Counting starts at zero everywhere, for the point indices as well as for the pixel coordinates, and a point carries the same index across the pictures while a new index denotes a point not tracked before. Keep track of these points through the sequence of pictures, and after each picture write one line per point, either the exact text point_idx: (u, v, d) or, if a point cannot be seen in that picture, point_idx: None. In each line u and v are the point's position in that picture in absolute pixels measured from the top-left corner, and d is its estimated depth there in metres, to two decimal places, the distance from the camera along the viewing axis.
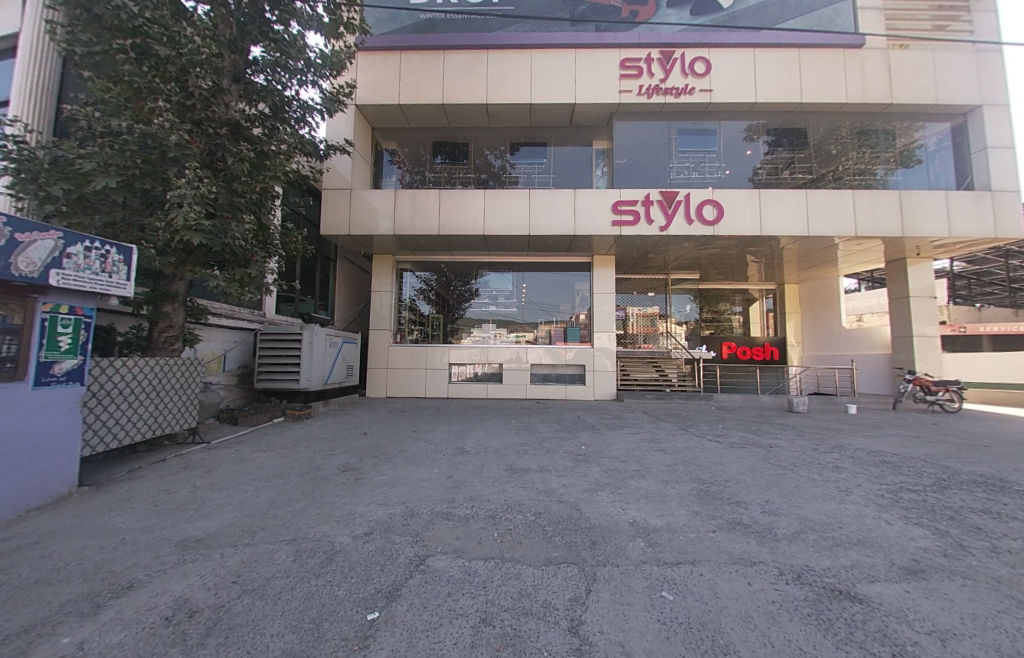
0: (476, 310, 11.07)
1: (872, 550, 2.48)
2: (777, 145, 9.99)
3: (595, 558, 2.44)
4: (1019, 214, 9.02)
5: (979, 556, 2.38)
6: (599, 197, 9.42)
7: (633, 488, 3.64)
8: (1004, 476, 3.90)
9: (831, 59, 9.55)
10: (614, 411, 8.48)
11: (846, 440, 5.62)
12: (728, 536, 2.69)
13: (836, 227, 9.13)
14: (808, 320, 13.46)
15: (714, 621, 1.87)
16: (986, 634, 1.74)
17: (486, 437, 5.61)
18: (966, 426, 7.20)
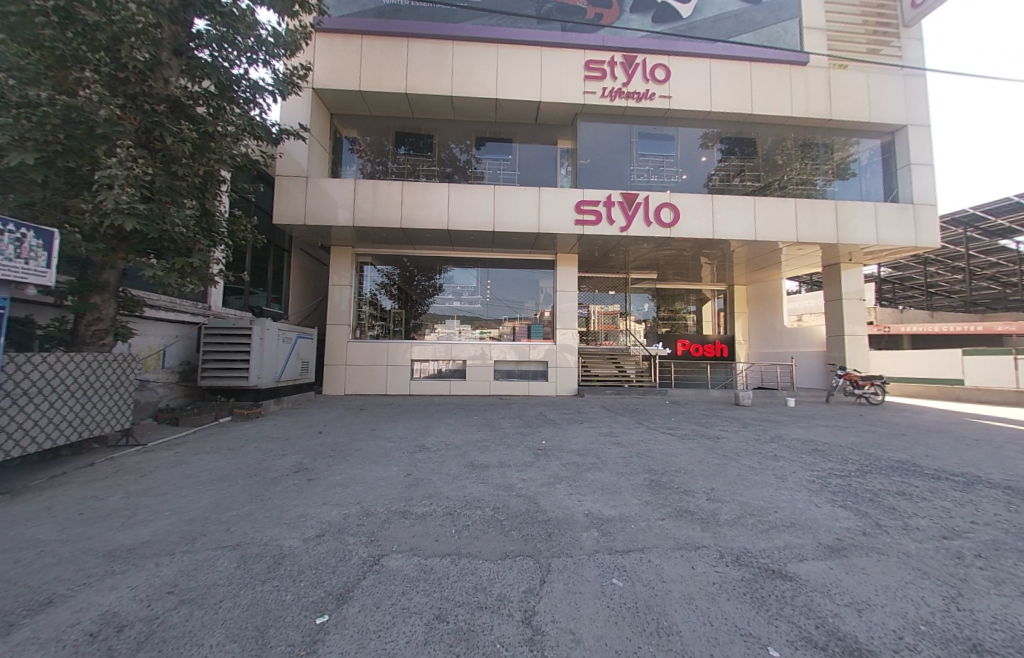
0: (440, 306, 10.96)
1: (802, 530, 2.69)
2: (730, 153, 10.53)
3: (550, 549, 2.48)
4: (934, 226, 10.06)
5: (892, 534, 2.64)
6: (563, 196, 9.55)
7: (589, 480, 3.73)
8: (915, 461, 4.36)
9: (779, 74, 10.17)
10: (574, 406, 8.66)
11: (785, 430, 6.07)
12: (676, 524, 2.81)
13: (780, 233, 9.75)
14: (755, 320, 14.35)
15: (659, 604, 1.97)
16: (896, 604, 1.94)
17: (446, 434, 5.56)
18: (888, 417, 7.96)
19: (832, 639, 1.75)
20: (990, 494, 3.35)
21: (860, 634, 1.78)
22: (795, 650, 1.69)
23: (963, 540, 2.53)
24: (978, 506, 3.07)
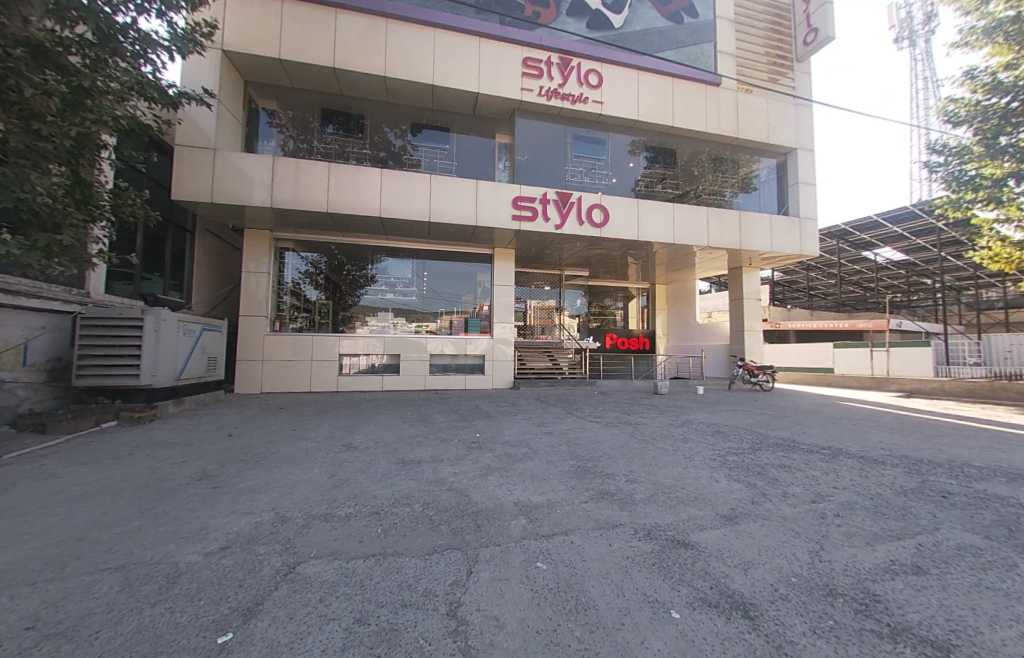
0: (372, 298, 10.52)
1: (703, 503, 3.02)
2: (654, 161, 11.38)
3: (479, 540, 2.51)
4: (814, 237, 11.83)
5: (774, 501, 3.07)
6: (500, 190, 9.64)
7: (519, 470, 3.82)
8: (793, 437, 5.14)
9: (696, 92, 11.19)
10: (509, 398, 8.83)
11: (695, 415, 6.79)
12: (597, 505, 2.99)
13: (693, 237, 10.79)
14: (672, 317, 15.69)
15: (578, 582, 2.09)
16: (774, 561, 2.27)
17: (376, 431, 5.36)
18: (777, 401, 9.26)
19: (723, 596, 2.00)
20: (845, 462, 4.04)
21: (744, 590, 2.05)
22: (693, 610, 1.91)
23: (827, 502, 3.03)
24: (836, 473, 3.70)
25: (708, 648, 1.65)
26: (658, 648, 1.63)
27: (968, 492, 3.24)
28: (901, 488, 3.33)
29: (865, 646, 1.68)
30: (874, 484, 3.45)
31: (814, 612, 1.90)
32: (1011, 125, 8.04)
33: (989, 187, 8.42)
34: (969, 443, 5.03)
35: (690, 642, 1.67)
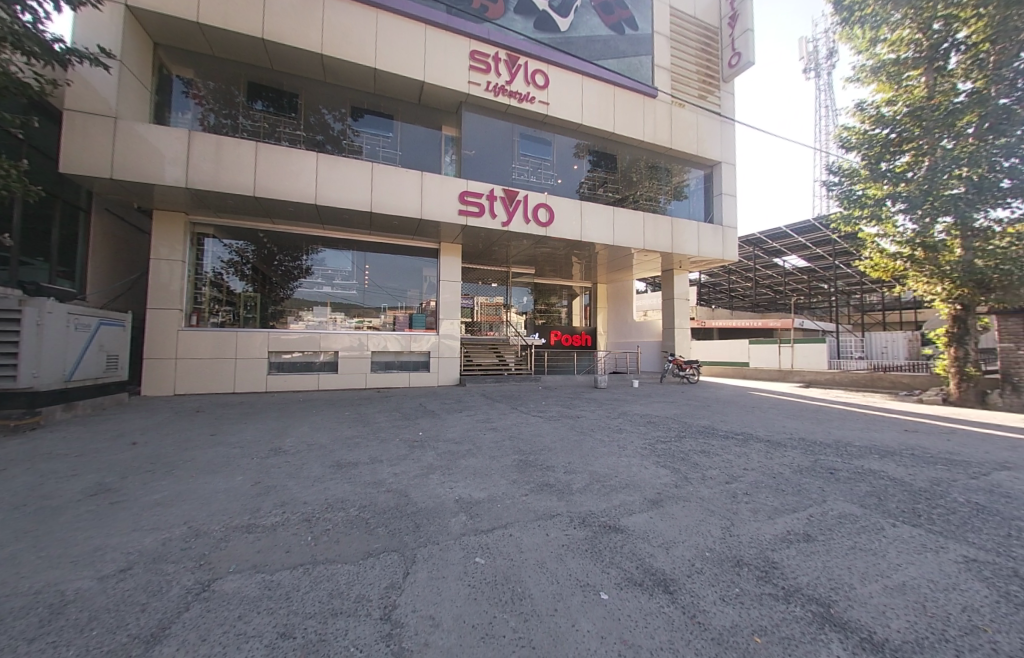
0: (307, 291, 9.99)
1: (633, 489, 3.23)
2: (597, 165, 11.86)
3: (417, 540, 2.47)
4: (735, 244, 13.07)
5: (694, 483, 3.37)
6: (447, 184, 9.50)
7: (462, 467, 3.82)
8: (713, 424, 5.68)
9: (635, 102, 11.83)
10: (454, 395, 8.78)
11: (630, 407, 7.23)
12: (536, 497, 3.09)
13: (631, 240, 11.43)
14: (611, 314, 16.50)
15: (516, 573, 2.14)
16: (692, 539, 2.50)
17: (310, 434, 5.07)
18: (703, 392, 10.16)
19: (647, 574, 2.15)
20: (753, 446, 4.55)
21: (666, 567, 2.23)
22: (621, 589, 2.03)
23: (738, 482, 3.39)
24: (746, 456, 4.14)
25: (632, 624, 1.77)
26: (588, 629, 1.72)
27: (849, 468, 3.79)
28: (799, 467, 3.80)
29: (763, 608, 1.90)
30: (776, 464, 3.91)
31: (724, 581, 2.11)
32: (889, 153, 9.53)
33: (871, 206, 9.55)
34: (846, 424, 5.94)
35: (617, 620, 1.78)
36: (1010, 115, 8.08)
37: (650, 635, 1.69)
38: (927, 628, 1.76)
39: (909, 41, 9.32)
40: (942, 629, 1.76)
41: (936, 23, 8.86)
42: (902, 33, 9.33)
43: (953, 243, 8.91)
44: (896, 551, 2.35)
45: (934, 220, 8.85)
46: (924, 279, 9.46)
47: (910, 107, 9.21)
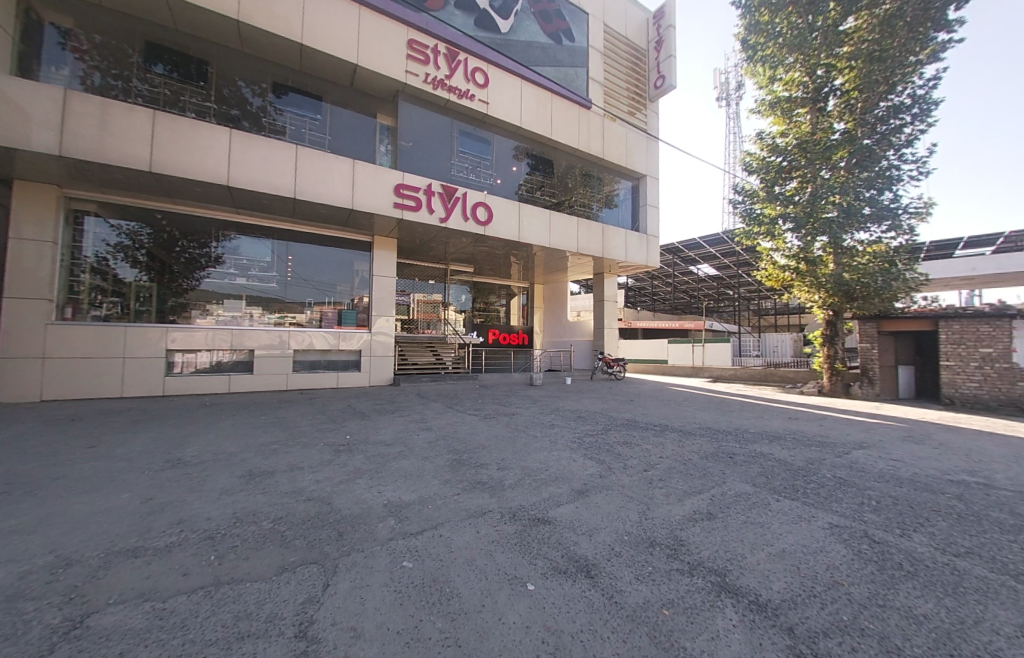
0: (215, 282, 8.95)
1: (562, 482, 3.40)
2: (535, 168, 12.20)
3: (340, 549, 2.35)
4: (656, 251, 14.31)
5: (616, 473, 3.63)
6: (380, 175, 9.17)
7: (392, 470, 3.71)
8: (635, 417, 6.17)
9: (571, 111, 12.42)
10: (387, 396, 8.49)
11: (563, 403, 7.58)
12: (468, 496, 3.10)
13: (564, 243, 12.03)
14: (548, 315, 17.33)
15: (443, 574, 2.12)
16: (613, 525, 2.69)
17: (218, 441, 4.57)
18: (630, 388, 10.98)
19: (571, 562, 2.27)
20: (669, 435, 5.02)
21: (588, 552, 2.38)
22: (546, 579, 2.11)
23: (654, 469, 3.72)
24: (662, 445, 4.56)
25: (555, 610, 1.85)
26: (513, 621, 1.76)
27: (745, 452, 4.34)
28: (705, 453, 4.27)
29: (671, 582, 2.10)
30: (687, 451, 4.36)
31: (638, 561, 2.29)
32: (781, 179, 11.01)
33: (767, 224, 11.06)
34: (744, 414, 6.80)
35: (542, 609, 1.85)
36: (869, 155, 9.97)
37: (572, 619, 1.78)
38: (798, 586, 2.08)
39: (798, 83, 10.78)
40: (811, 586, 2.10)
41: (819, 70, 10.43)
42: (793, 74, 10.75)
43: (827, 258, 10.59)
44: (778, 522, 2.75)
45: (814, 239, 10.46)
46: (806, 289, 11.01)
47: (798, 139, 10.71)
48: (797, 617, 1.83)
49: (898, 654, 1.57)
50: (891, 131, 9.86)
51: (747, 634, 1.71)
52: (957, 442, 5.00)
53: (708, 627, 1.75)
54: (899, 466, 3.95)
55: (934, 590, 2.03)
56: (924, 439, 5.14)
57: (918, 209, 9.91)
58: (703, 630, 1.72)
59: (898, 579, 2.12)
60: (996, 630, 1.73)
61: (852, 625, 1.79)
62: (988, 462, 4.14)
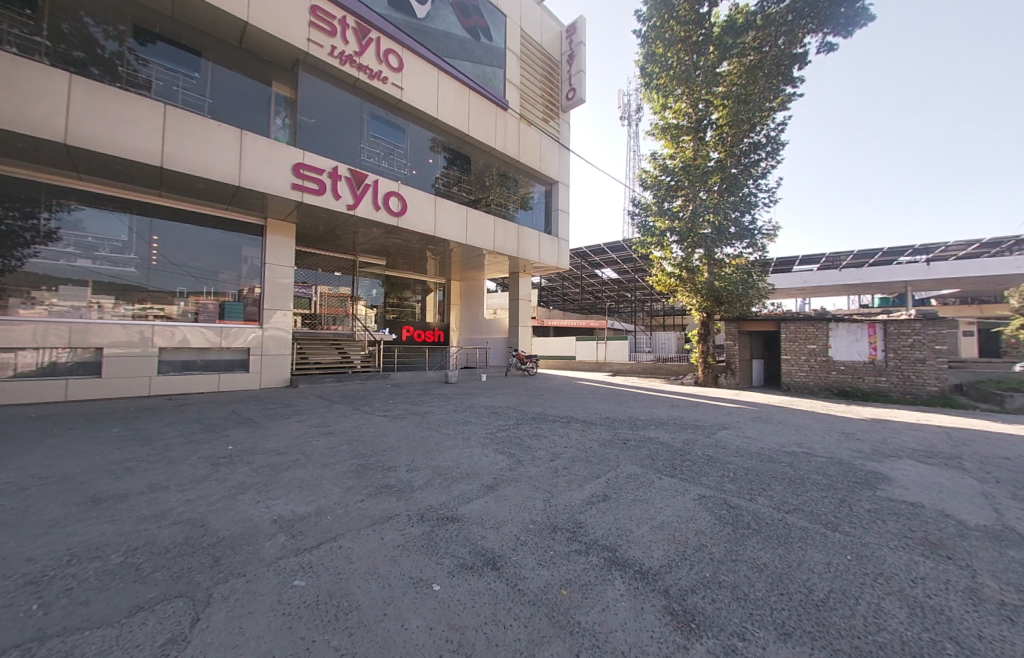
0: (47, 263, 7.17)
1: (473, 478, 3.45)
2: (452, 162, 12.08)
3: (216, 576, 2.05)
4: (566, 253, 15.37)
5: (525, 465, 3.82)
6: (275, 152, 8.28)
7: (285, 481, 3.37)
8: (543, 410, 6.55)
9: (489, 110, 12.62)
10: (284, 399, 7.70)
11: (478, 400, 7.71)
12: (373, 502, 2.97)
13: (480, 240, 12.24)
14: (463, 312, 17.31)
15: (342, 587, 1.98)
16: (519, 515, 2.82)
17: (41, 464, 3.63)
18: (544, 383, 11.62)
19: (477, 556, 2.30)
20: (574, 426, 5.42)
21: (495, 544, 2.45)
22: (452, 577, 2.11)
23: (560, 459, 3.99)
24: (568, 435, 4.91)
25: (460, 607, 1.85)
26: (417, 625, 1.71)
27: (635, 437, 4.89)
28: (605, 441, 4.70)
29: (569, 563, 2.26)
30: (589, 440, 4.76)
31: (542, 547, 2.42)
32: (669, 196, 12.64)
33: (658, 236, 12.76)
34: (637, 403, 7.65)
35: (446, 607, 1.84)
36: (735, 183, 11.86)
37: (476, 613, 1.80)
38: (673, 552, 2.40)
39: (683, 113, 12.31)
40: (683, 549, 2.44)
41: (700, 104, 12.05)
42: (680, 105, 12.29)
43: (702, 268, 12.45)
44: (660, 497, 3.14)
45: (693, 251, 12.27)
46: (687, 294, 12.78)
47: (683, 162, 12.30)
48: (671, 579, 2.12)
49: (745, 601, 1.90)
50: (751, 164, 11.87)
51: (631, 601, 1.92)
52: (788, 421, 6.27)
53: (600, 600, 1.92)
54: (750, 442, 4.82)
55: (770, 542, 2.51)
56: (767, 419, 6.33)
57: (769, 231, 12.13)
58: (597, 604, 1.88)
59: (747, 536, 2.59)
60: (811, 569, 2.21)
61: (712, 579, 2.12)
62: (809, 434, 5.31)
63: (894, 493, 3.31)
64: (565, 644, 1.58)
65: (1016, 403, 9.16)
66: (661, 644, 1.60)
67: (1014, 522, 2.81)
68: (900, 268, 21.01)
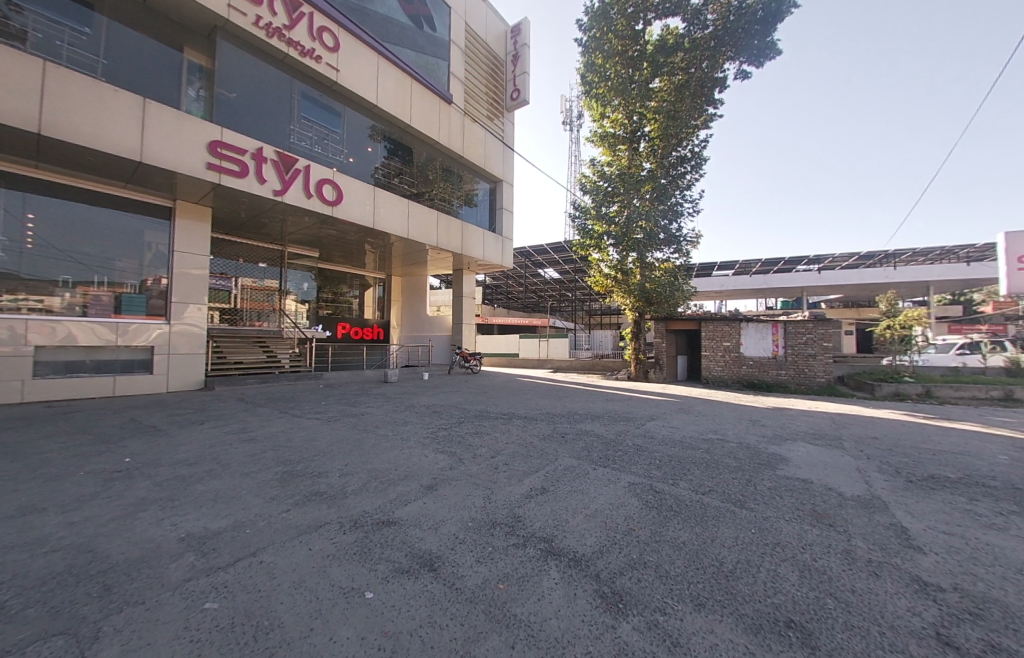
0: None
1: (411, 480, 3.40)
2: (393, 153, 11.69)
3: (104, 608, 1.76)
4: (509, 252, 15.65)
5: (464, 463, 3.83)
6: (187, 126, 7.45)
7: (196, 494, 3.04)
8: (485, 407, 6.62)
9: (432, 103, 12.38)
10: (197, 403, 6.93)
11: (419, 399, 7.59)
12: (301, 510, 2.79)
13: (423, 235, 12.03)
14: (405, 308, 17.03)
15: (263, 605, 1.82)
16: (458, 513, 2.82)
17: None
18: (489, 381, 11.73)
19: (414, 559, 2.25)
20: (515, 422, 5.54)
21: (432, 544, 2.42)
22: (387, 583, 2.04)
23: (501, 455, 4.05)
24: (508, 431, 5.01)
25: (395, 613, 1.79)
26: (348, 636, 1.62)
27: (573, 430, 5.13)
28: (545, 435, 4.87)
29: (507, 557, 2.29)
30: (530, 435, 4.89)
31: (480, 544, 2.43)
32: (606, 201, 13.35)
33: (595, 238, 13.48)
34: (576, 398, 8.00)
35: (380, 615, 1.77)
36: (664, 192, 12.78)
37: (410, 617, 1.76)
38: (605, 537, 2.55)
39: (620, 123, 13.10)
40: (614, 534, 2.60)
41: (635, 116, 12.90)
42: (617, 115, 13.07)
43: (635, 271, 13.33)
44: (594, 487, 3.32)
45: (627, 254, 13.13)
46: (621, 295, 13.60)
47: (619, 170, 13.07)
48: (602, 563, 2.24)
49: (666, 581, 2.05)
50: (678, 176, 12.92)
51: (566, 588, 2.00)
52: (706, 411, 6.94)
53: (536, 591, 1.98)
54: (674, 431, 5.27)
55: (689, 522, 2.76)
56: (690, 410, 6.95)
57: (692, 239, 13.27)
58: (532, 595, 1.93)
59: (669, 518, 2.82)
60: (723, 543, 2.47)
61: (638, 560, 2.28)
62: (723, 423, 5.93)
63: (791, 471, 3.80)
64: (502, 638, 1.60)
65: (881, 391, 10.96)
66: (591, 627, 1.69)
67: (878, 491, 3.36)
68: (798, 275, 24.15)
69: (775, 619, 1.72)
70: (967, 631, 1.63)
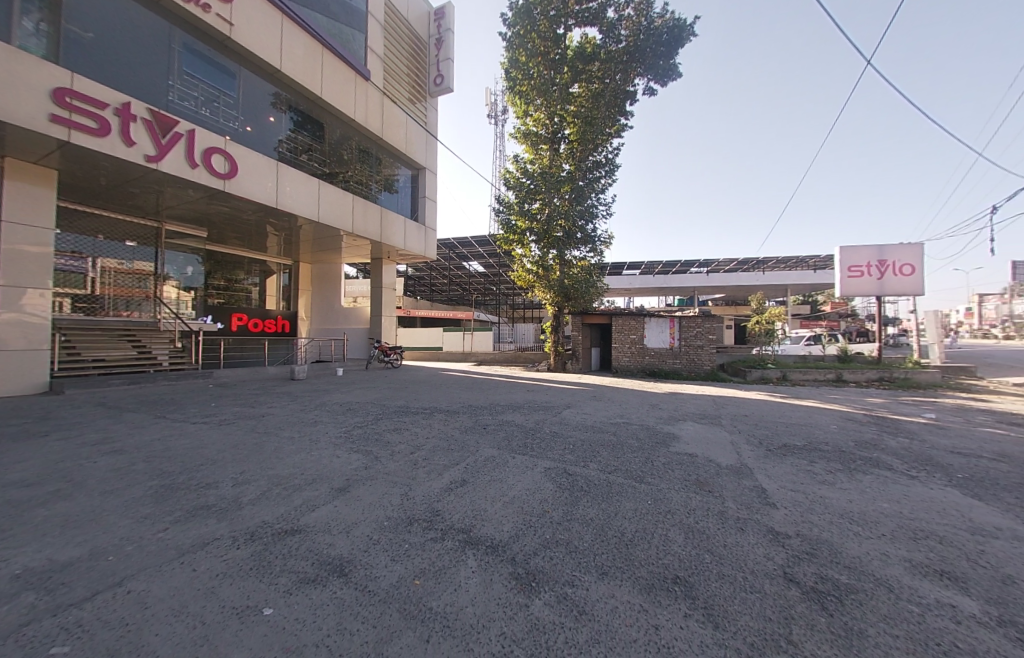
0: None
1: (320, 483, 3.20)
2: (301, 127, 10.60)
3: None
4: (433, 243, 15.32)
5: (380, 461, 3.72)
6: (16, 64, 5.89)
7: (32, 521, 2.48)
8: (405, 403, 6.47)
9: (348, 76, 11.46)
10: (39, 411, 5.60)
11: (331, 396, 7.10)
12: (183, 528, 2.46)
13: (337, 220, 11.18)
14: (315, 298, 15.63)
15: (132, 640, 1.56)
16: (372, 514, 2.73)
17: None
18: (414, 375, 11.46)
19: (323, 566, 2.13)
20: (438, 416, 5.51)
21: (343, 549, 2.31)
22: (289, 595, 1.90)
23: (421, 451, 4.00)
24: (430, 426, 4.95)
25: (299, 626, 1.67)
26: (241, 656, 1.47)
27: (496, 421, 5.27)
28: (467, 427, 4.94)
29: (424, 552, 2.29)
30: (454, 428, 4.91)
31: (396, 543, 2.38)
32: (528, 198, 13.68)
33: (518, 234, 13.81)
34: (499, 390, 8.20)
35: (281, 630, 1.64)
36: (581, 193, 13.46)
37: (317, 628, 1.66)
38: (521, 521, 2.68)
39: (541, 123, 13.49)
40: (530, 517, 2.75)
41: (556, 118, 13.39)
42: (540, 114, 13.46)
43: (554, 267, 13.95)
44: (512, 475, 3.46)
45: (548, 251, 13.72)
46: (542, 290, 14.13)
47: (540, 169, 13.46)
48: (517, 546, 2.35)
49: (574, 557, 2.22)
50: (593, 180, 13.66)
51: (482, 574, 2.07)
52: (613, 398, 7.62)
53: (451, 582, 2.01)
54: (586, 417, 5.70)
55: (597, 499, 3.03)
56: (601, 397, 7.56)
57: (605, 239, 14.32)
58: (447, 585, 1.97)
59: (580, 497, 3.06)
60: (624, 516, 2.75)
61: (551, 539, 2.44)
62: (628, 408, 6.57)
63: (681, 447, 4.37)
64: (417, 634, 1.60)
65: (752, 375, 13.11)
66: (505, 609, 1.77)
67: (747, 459, 4.05)
68: (693, 276, 27.50)
69: (664, 577, 1.99)
70: (805, 568, 2.06)
